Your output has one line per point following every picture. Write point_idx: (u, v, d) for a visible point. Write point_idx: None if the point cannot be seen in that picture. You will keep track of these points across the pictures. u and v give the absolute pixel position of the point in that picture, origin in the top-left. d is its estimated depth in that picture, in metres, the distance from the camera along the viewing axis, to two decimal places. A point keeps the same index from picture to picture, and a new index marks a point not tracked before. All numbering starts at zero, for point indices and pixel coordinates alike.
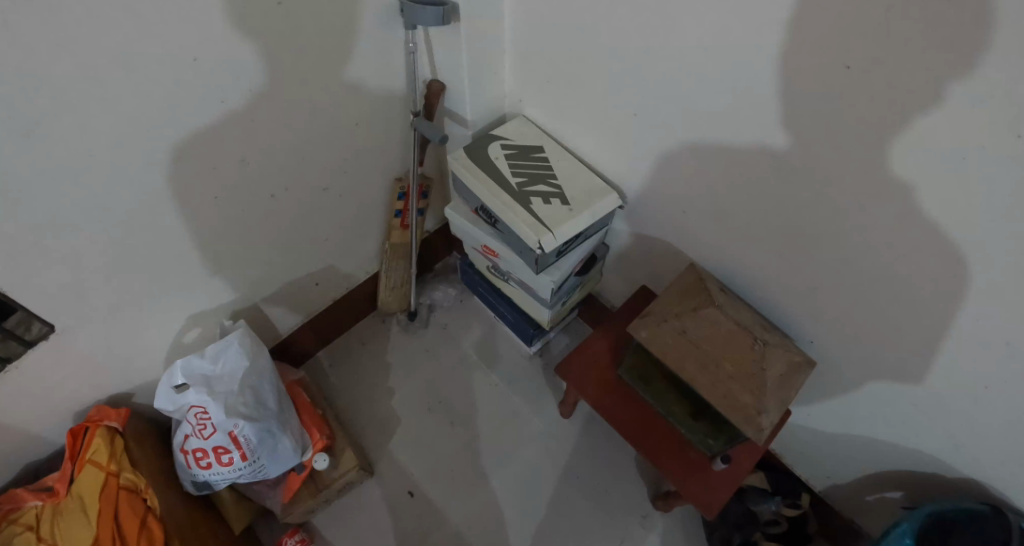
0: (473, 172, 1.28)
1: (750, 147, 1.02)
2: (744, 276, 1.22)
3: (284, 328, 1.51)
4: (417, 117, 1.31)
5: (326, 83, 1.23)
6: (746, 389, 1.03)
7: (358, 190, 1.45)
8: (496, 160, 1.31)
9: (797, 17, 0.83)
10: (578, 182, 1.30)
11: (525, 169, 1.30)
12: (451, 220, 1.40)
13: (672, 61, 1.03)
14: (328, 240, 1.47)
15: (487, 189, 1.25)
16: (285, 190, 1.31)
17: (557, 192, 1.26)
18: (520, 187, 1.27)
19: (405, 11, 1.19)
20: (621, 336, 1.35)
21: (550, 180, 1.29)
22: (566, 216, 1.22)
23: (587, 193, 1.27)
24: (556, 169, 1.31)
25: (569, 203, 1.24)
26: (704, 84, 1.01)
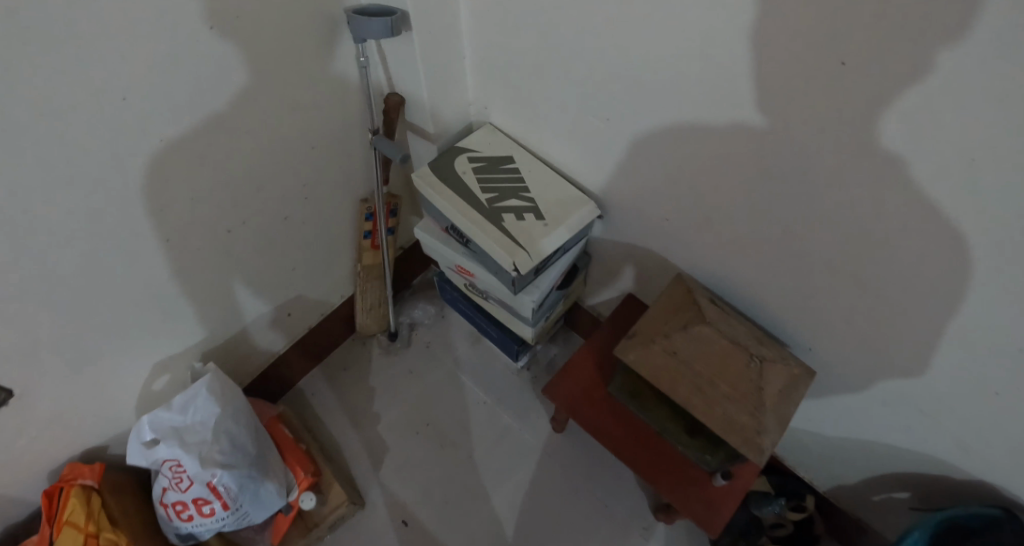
0: (441, 191, 1.20)
1: (733, 153, 0.95)
2: (733, 282, 1.16)
3: (260, 362, 1.45)
4: (377, 136, 1.23)
5: (277, 108, 1.14)
6: (742, 409, 0.98)
7: (323, 213, 1.38)
8: (463, 175, 1.23)
9: (778, 13, 0.75)
10: (552, 193, 1.22)
11: (495, 183, 1.22)
12: (422, 240, 1.32)
13: (645, 65, 0.95)
14: (296, 268, 1.39)
15: (456, 209, 1.18)
16: (243, 222, 1.23)
17: (531, 206, 1.19)
18: (491, 204, 1.19)
19: (351, 23, 1.10)
20: (610, 350, 1.28)
21: (523, 193, 1.21)
22: (541, 233, 1.15)
23: (563, 204, 1.20)
24: (528, 181, 1.24)
25: (544, 217, 1.17)
26: (680, 89, 0.93)
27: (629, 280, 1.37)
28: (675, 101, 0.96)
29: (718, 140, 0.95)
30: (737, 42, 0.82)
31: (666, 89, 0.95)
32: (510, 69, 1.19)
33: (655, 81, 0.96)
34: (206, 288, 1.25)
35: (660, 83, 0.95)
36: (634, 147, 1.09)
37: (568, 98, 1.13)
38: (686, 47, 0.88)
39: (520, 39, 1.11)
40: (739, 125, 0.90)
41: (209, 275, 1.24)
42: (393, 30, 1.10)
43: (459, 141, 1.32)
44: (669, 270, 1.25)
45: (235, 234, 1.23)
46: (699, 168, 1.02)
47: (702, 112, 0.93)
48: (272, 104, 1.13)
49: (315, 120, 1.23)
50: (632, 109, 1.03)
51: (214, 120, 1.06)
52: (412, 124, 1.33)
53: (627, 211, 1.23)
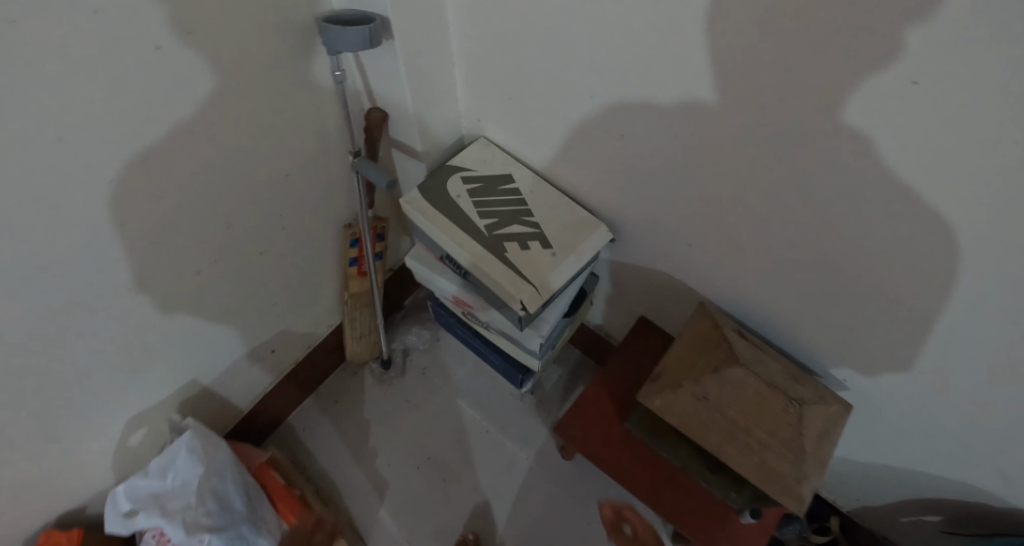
0: (434, 218, 1.08)
1: (764, 183, 0.84)
2: (753, 317, 1.03)
3: (243, 404, 1.34)
4: (359, 158, 1.10)
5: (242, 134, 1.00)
6: (781, 457, 0.91)
7: (303, 242, 1.25)
8: (458, 199, 1.11)
9: (823, 37, 0.64)
10: (557, 215, 1.11)
11: (494, 207, 1.10)
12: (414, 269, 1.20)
13: (663, 85, 0.84)
14: (278, 301, 1.26)
15: (452, 239, 1.06)
16: (213, 262, 1.09)
17: (536, 232, 1.08)
18: (490, 231, 1.07)
19: (323, 34, 0.96)
20: (624, 380, 1.19)
21: (525, 217, 1.10)
22: (549, 263, 1.04)
23: (570, 228, 1.09)
24: (530, 203, 1.12)
25: (551, 244, 1.06)
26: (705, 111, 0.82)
27: (632, 308, 1.26)
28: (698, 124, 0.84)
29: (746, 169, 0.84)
30: (776, 66, 0.71)
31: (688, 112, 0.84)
32: (504, 81, 1.07)
33: (675, 102, 0.84)
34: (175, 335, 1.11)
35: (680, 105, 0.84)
36: (645, 170, 0.98)
37: (570, 114, 1.01)
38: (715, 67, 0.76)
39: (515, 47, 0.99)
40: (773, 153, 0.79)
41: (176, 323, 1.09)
42: (370, 42, 0.96)
43: (449, 160, 1.19)
44: (683, 300, 1.14)
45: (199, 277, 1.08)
46: (722, 196, 0.90)
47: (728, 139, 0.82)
48: (237, 129, 0.99)
49: (287, 142, 1.10)
50: (644, 129, 0.92)
51: (169, 153, 0.91)
52: (396, 141, 1.20)
53: (636, 236, 1.12)
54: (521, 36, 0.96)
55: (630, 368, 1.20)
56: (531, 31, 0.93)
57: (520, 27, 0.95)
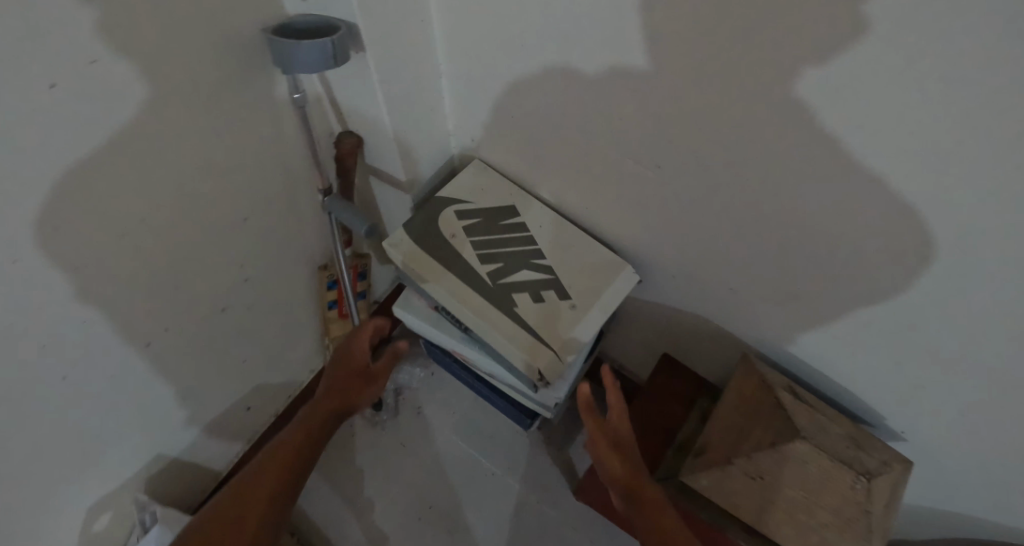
0: (427, 267, 0.91)
1: (833, 236, 0.69)
2: (808, 371, 0.91)
3: (219, 465, 1.19)
4: (331, 197, 0.91)
5: (183, 176, 0.81)
6: (845, 538, 0.79)
7: (273, 289, 1.06)
8: (454, 241, 0.93)
9: (932, 77, 0.50)
10: (573, 256, 0.94)
11: (498, 248, 0.93)
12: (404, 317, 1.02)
13: (709, 114, 0.68)
14: (248, 356, 1.09)
15: (451, 293, 0.89)
16: (166, 330, 0.92)
17: (549, 278, 0.91)
18: (496, 280, 0.90)
19: (274, 51, 0.76)
20: (654, 429, 1.04)
21: (536, 260, 0.93)
22: (569, 319, 0.88)
23: (589, 272, 0.92)
24: (540, 241, 0.95)
25: (569, 294, 0.90)
26: (764, 149, 0.67)
27: (653, 346, 1.12)
28: (753, 161, 0.69)
29: (812, 219, 0.69)
30: (866, 102, 0.56)
31: (741, 148, 0.69)
32: (503, 96, 0.89)
33: (725, 136, 0.69)
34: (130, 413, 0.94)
35: (731, 139, 0.69)
36: (679, 207, 0.82)
37: (586, 137, 0.84)
38: (780, 99, 0.61)
39: (517, 56, 0.81)
40: (853, 204, 0.64)
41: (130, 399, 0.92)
42: (332, 57, 0.75)
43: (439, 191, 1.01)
44: (716, 344, 1.00)
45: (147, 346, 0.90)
46: (775, 244, 0.76)
47: (793, 182, 0.67)
48: (177, 172, 0.80)
49: (244, 180, 0.91)
50: (681, 162, 0.76)
51: (87, 212, 0.71)
52: (374, 169, 1.01)
53: (665, 274, 0.97)
54: (526, 44, 0.78)
55: (659, 414, 1.05)
56: (539, 39, 0.76)
57: (525, 32, 0.77)
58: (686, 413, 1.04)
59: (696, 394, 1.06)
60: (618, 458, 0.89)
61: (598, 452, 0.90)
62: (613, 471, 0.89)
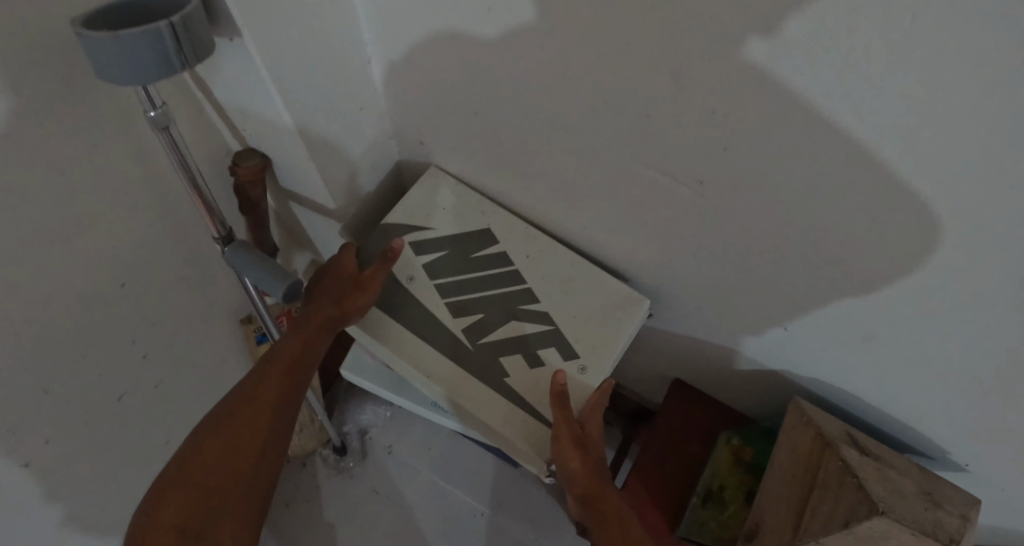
0: (383, 332, 0.71)
1: (937, 282, 0.52)
2: (860, 406, 0.75)
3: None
4: (234, 246, 0.65)
5: (28, 238, 0.56)
6: None
7: (187, 355, 0.82)
8: (413, 286, 0.74)
9: None
10: (573, 294, 0.74)
11: (473, 293, 0.75)
12: (357, 380, 0.82)
13: (791, 115, 0.47)
14: (171, 437, 0.85)
15: (417, 365, 0.70)
16: (47, 444, 0.67)
17: (547, 330, 0.71)
18: (475, 339, 0.71)
19: (87, 49, 0.46)
20: (676, 473, 0.87)
21: (526, 305, 0.73)
22: (577, 386, 0.68)
23: (596, 315, 0.72)
24: (528, 278, 0.75)
25: (574, 351, 0.70)
26: (867, 169, 0.47)
27: (658, 372, 0.94)
28: (842, 186, 0.49)
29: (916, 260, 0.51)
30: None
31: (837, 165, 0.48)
32: (473, 90, 0.66)
33: (800, 147, 0.49)
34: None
35: (817, 152, 0.48)
36: (720, 231, 0.63)
37: (596, 142, 0.62)
38: (916, 103, 0.41)
39: (503, 31, 0.57)
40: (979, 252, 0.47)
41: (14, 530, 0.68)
42: (172, 50, 0.47)
43: (389, 217, 0.79)
44: (743, 380, 0.83)
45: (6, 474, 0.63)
46: (850, 283, 0.58)
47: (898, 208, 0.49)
48: (20, 233, 0.55)
49: (119, 228, 0.66)
50: (730, 175, 0.56)
51: None
52: (293, 193, 0.76)
53: (683, 306, 0.78)
54: (515, 14, 0.55)
55: (679, 452, 0.88)
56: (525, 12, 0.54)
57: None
58: (708, 448, 0.88)
59: (719, 426, 0.89)
60: (581, 457, 0.64)
61: (557, 458, 0.64)
62: (574, 479, 0.65)
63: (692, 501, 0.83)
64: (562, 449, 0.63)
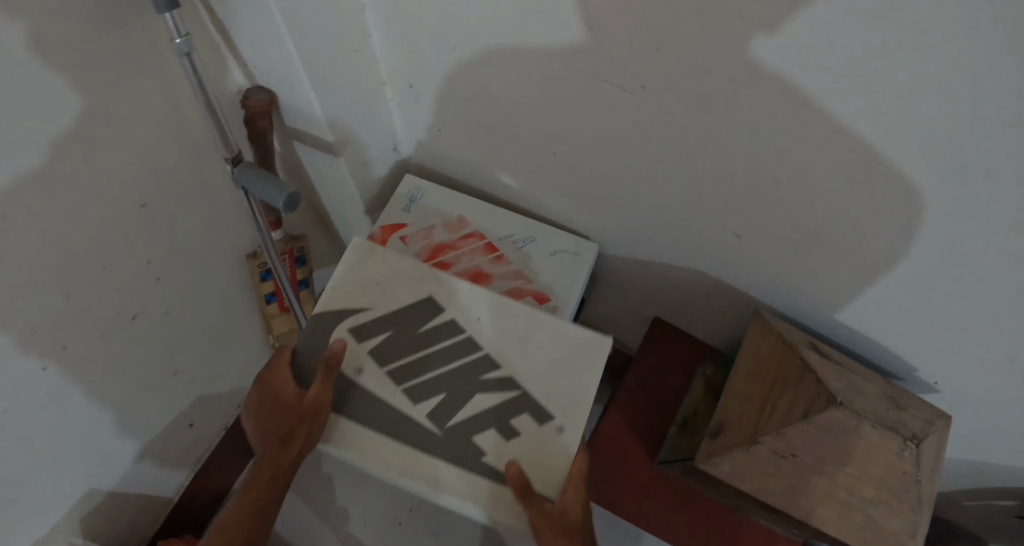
0: (354, 437, 0.72)
1: (880, 176, 0.54)
2: (826, 325, 0.77)
3: (169, 497, 1.04)
4: (242, 165, 0.72)
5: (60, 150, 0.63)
6: (892, 512, 0.66)
7: (196, 286, 0.89)
8: (366, 382, 0.74)
9: None
10: (526, 351, 0.76)
11: (429, 374, 0.75)
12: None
13: (744, 17, 0.48)
14: (179, 377, 0.93)
15: (395, 463, 0.71)
16: (66, 348, 0.73)
17: (511, 398, 0.74)
18: (443, 423, 0.72)
19: None
20: (655, 406, 0.92)
21: (485, 374, 0.75)
22: (553, 449, 0.72)
23: (563, 368, 0.75)
24: (483, 342, 0.76)
25: (548, 414, 0.73)
26: (806, 60, 0.48)
27: (638, 310, 0.98)
28: (784, 85, 0.51)
29: (860, 156, 0.53)
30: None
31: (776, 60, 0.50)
32: (455, 43, 0.71)
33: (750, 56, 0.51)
34: (40, 473, 0.76)
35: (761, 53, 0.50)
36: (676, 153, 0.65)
37: (564, 75, 0.65)
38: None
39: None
40: (922, 141, 0.48)
41: (39, 456, 0.75)
42: None
43: (324, 297, 0.78)
44: (717, 307, 0.86)
45: (32, 395, 0.70)
46: (799, 186, 0.60)
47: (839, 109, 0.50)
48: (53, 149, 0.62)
49: (138, 159, 0.73)
50: (685, 91, 0.58)
51: None
52: (296, 132, 0.83)
53: (656, 239, 0.81)
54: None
55: (661, 387, 0.93)
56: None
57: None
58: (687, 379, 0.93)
59: (696, 357, 0.94)
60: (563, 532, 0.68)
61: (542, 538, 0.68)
62: None
63: (670, 429, 0.88)
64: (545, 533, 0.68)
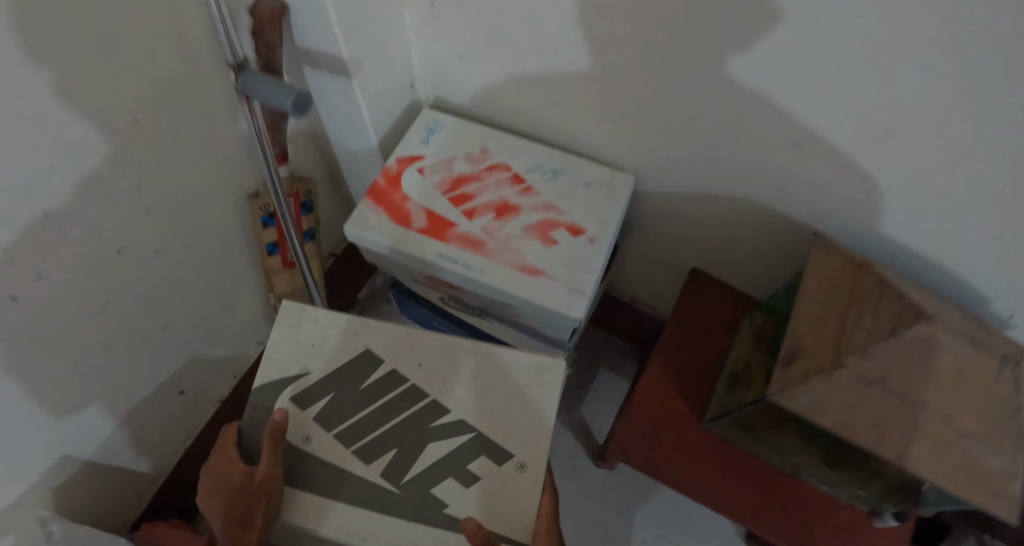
0: (311, 505, 0.66)
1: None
2: (905, 263, 0.68)
3: (156, 475, 0.95)
4: (251, 71, 0.62)
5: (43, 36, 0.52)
6: (992, 449, 0.56)
7: (191, 229, 0.79)
8: (317, 448, 0.68)
9: None
10: (469, 391, 0.72)
11: (378, 429, 0.70)
12: (359, 244, 0.74)
13: None
14: (170, 339, 0.84)
15: (357, 528, 0.64)
16: (38, 281, 0.62)
17: (462, 442, 0.69)
18: (398, 479, 0.67)
19: None
20: (697, 360, 0.83)
21: (435, 421, 0.70)
22: (517, 487, 0.66)
23: (514, 406, 0.71)
24: (428, 389, 0.72)
25: (507, 451, 0.68)
26: None
27: (674, 259, 0.90)
28: None
29: (1002, 21, 0.44)
30: None
31: None
32: None
33: None
34: (6, 429, 0.66)
35: None
36: (738, 48, 0.58)
37: (590, 21, 0.65)
38: None
39: None
40: None
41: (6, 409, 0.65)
42: None
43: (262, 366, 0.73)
44: (769, 243, 0.77)
45: (2, 344, 0.61)
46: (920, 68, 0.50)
47: None
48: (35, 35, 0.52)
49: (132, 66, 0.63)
50: None
51: None
52: (310, 52, 0.74)
53: (713, 168, 0.72)
54: None
55: (704, 340, 0.85)
56: None
57: None
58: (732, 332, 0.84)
59: (741, 309, 0.86)
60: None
61: None
62: None
63: (719, 386, 0.79)
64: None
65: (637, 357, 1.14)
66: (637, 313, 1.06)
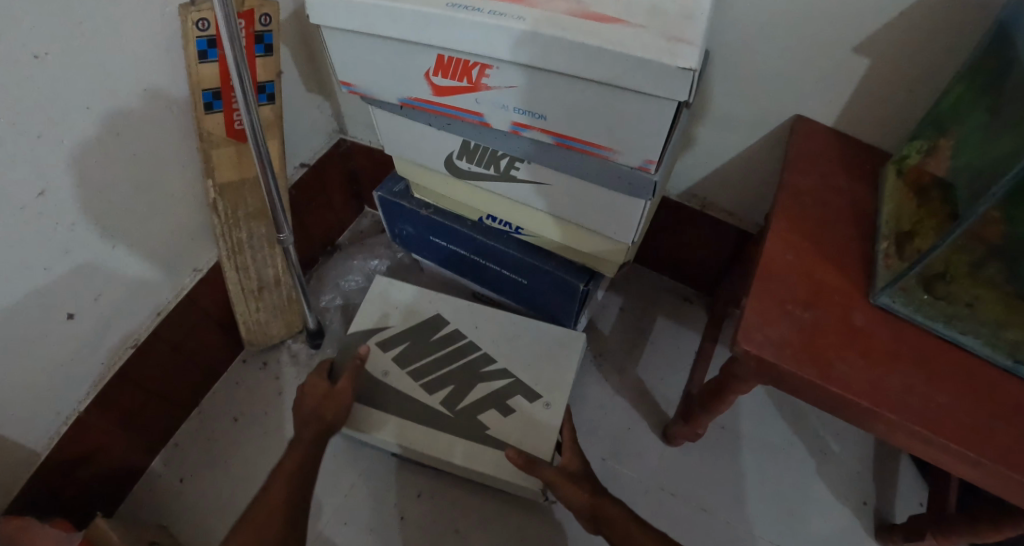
0: (376, 425, 0.65)
1: None
2: None
3: (34, 450, 0.65)
4: None
5: None
6: None
7: (97, 53, 0.55)
8: (390, 382, 0.68)
9: None
10: (521, 346, 0.71)
11: (438, 372, 0.68)
12: (330, 22, 0.50)
13: None
14: (56, 218, 0.58)
15: (414, 444, 0.64)
16: None
17: (510, 382, 0.67)
18: (454, 407, 0.66)
19: None
20: (825, 219, 0.57)
21: (486, 369, 0.69)
22: (545, 423, 0.64)
23: (545, 359, 0.69)
24: (482, 342, 0.71)
25: (539, 391, 0.67)
26: None
27: (761, 120, 0.66)
28: None
29: None
30: None
31: None
32: None
33: None
34: None
35: None
36: None
37: None
38: None
39: None
40: None
41: None
42: None
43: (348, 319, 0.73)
44: (929, 47, 0.53)
45: None
46: None
47: None
48: None
49: None
50: None
51: None
52: None
53: None
54: None
55: (830, 195, 0.59)
56: None
57: None
58: (878, 192, 0.59)
59: (878, 166, 0.62)
60: (581, 482, 0.60)
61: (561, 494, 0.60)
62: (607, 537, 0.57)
63: (882, 247, 0.54)
64: (568, 488, 0.59)
65: (704, 304, 0.90)
66: (704, 227, 0.80)
